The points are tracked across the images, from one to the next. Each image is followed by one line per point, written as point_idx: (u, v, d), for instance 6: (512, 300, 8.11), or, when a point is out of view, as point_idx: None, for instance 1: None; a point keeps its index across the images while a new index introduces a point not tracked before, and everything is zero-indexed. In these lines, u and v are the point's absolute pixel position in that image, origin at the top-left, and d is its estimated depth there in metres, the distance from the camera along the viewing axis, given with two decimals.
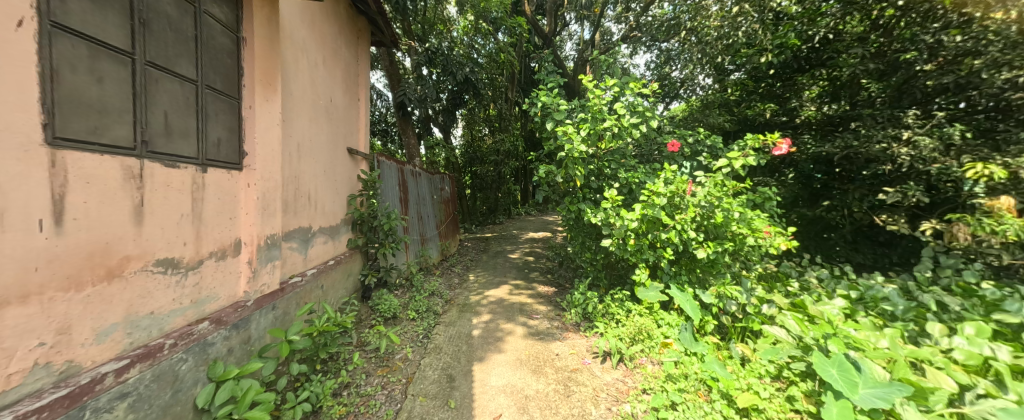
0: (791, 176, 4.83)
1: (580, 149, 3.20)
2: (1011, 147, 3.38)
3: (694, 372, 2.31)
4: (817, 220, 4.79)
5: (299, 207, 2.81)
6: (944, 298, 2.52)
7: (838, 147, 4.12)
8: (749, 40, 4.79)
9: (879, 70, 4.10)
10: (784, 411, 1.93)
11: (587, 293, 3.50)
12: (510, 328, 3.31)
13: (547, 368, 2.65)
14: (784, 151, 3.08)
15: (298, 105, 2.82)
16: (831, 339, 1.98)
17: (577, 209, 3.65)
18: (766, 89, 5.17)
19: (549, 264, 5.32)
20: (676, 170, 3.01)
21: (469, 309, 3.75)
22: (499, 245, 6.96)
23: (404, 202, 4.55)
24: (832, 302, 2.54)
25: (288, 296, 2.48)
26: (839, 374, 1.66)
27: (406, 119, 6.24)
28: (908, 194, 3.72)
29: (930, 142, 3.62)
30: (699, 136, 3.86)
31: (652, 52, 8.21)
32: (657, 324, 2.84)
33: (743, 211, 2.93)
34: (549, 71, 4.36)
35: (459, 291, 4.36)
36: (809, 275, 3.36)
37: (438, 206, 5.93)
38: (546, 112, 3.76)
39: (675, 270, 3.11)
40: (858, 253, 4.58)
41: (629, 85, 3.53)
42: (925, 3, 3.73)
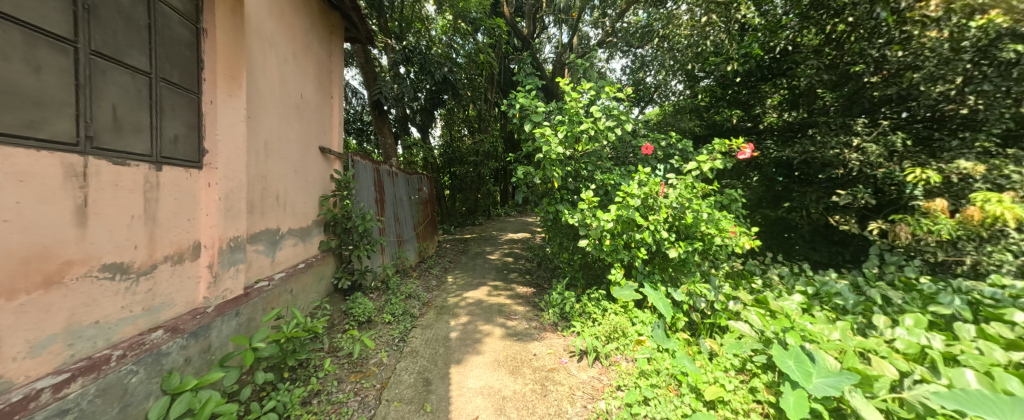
0: (756, 179, 5.14)
1: (558, 151, 3.24)
2: (945, 153, 3.73)
3: (665, 367, 2.37)
4: (779, 221, 5.08)
5: (266, 208, 2.68)
6: (888, 292, 2.73)
7: (796, 152, 4.42)
8: (717, 48, 5.05)
9: (833, 81, 4.38)
10: (746, 402, 2.03)
11: (564, 292, 3.54)
12: (488, 329, 3.30)
13: (525, 369, 2.66)
14: (748, 155, 3.25)
15: (265, 101, 2.70)
16: (789, 332, 2.10)
17: (554, 210, 3.70)
18: (733, 95, 5.51)
19: (528, 265, 5.35)
20: (650, 173, 3.10)
21: (447, 311, 3.71)
22: (478, 246, 6.94)
23: (380, 203, 4.45)
24: (791, 298, 2.70)
25: (254, 301, 2.36)
26: (796, 365, 1.77)
27: (383, 118, 6.12)
28: (858, 196, 4.00)
29: (876, 149, 3.89)
30: (671, 140, 4.01)
31: (628, 58, 8.43)
32: (632, 322, 2.91)
33: (711, 212, 3.06)
34: (527, 74, 4.40)
35: (437, 293, 4.30)
36: (772, 272, 3.56)
37: (416, 207, 5.84)
38: (524, 113, 3.77)
39: (649, 269, 3.20)
40: (815, 252, 4.90)
41: (604, 88, 3.59)
42: (872, 21, 3.99)
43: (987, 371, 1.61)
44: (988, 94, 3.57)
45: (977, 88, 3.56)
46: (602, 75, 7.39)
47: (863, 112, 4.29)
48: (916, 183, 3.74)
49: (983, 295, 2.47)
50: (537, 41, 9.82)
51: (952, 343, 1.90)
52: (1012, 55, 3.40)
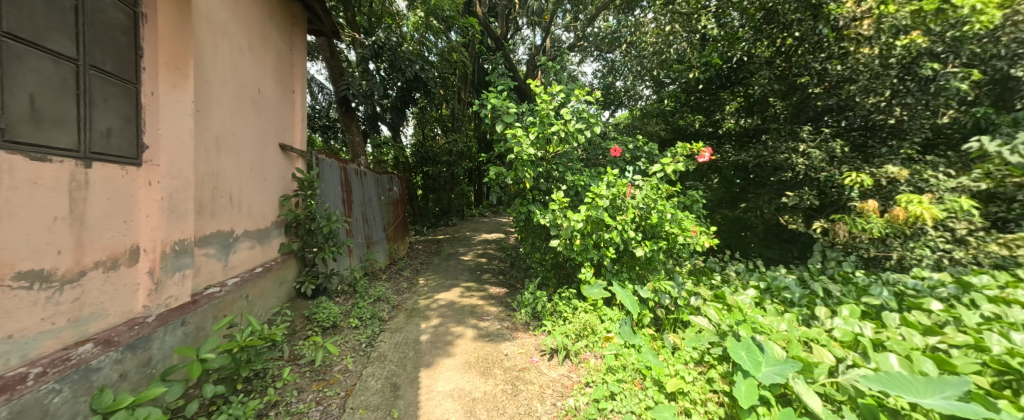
0: (716, 181, 5.41)
1: (529, 151, 3.26)
2: (875, 159, 4.14)
3: (631, 362, 2.45)
4: (737, 221, 5.42)
5: (218, 209, 2.50)
6: (829, 286, 2.97)
7: (752, 156, 4.80)
8: (680, 57, 5.31)
9: (782, 91, 4.71)
10: (704, 392, 2.13)
11: (536, 292, 3.57)
12: (460, 331, 3.26)
13: (496, 369, 2.65)
14: (708, 158, 3.42)
15: (216, 94, 2.51)
16: (742, 325, 2.23)
17: (527, 211, 3.72)
18: (695, 102, 5.82)
19: (501, 265, 5.35)
20: (618, 174, 3.20)
21: (417, 314, 3.64)
22: (451, 247, 6.85)
23: (347, 203, 4.29)
24: (746, 293, 2.87)
25: (203, 309, 2.20)
26: (747, 355, 1.87)
27: (351, 116, 5.89)
28: (804, 197, 4.31)
29: (819, 154, 4.23)
30: (638, 143, 4.16)
31: (599, 62, 8.64)
32: (601, 320, 2.99)
33: (675, 212, 3.18)
34: (500, 74, 4.41)
35: (408, 295, 4.20)
36: (729, 269, 3.78)
37: (386, 208, 5.70)
38: (496, 113, 3.76)
39: (617, 268, 3.29)
40: (768, 249, 5.27)
41: (575, 91, 3.67)
42: (815, 36, 4.30)
43: (907, 355, 1.79)
44: (911, 106, 4.00)
45: (902, 101, 4.01)
46: (574, 78, 7.51)
47: (808, 119, 4.72)
48: (854, 186, 4.06)
49: (907, 287, 2.75)
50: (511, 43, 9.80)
51: (880, 330, 2.09)
52: (930, 72, 3.87)
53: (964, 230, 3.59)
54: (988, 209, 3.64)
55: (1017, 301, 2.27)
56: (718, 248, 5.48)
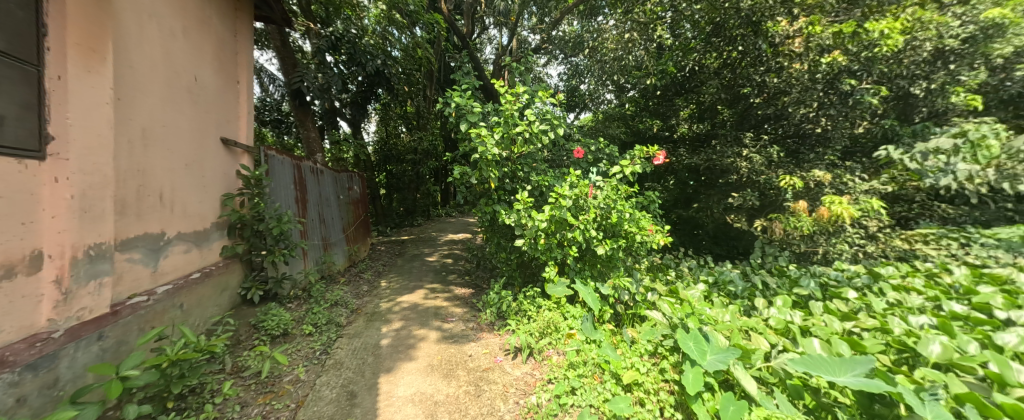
0: (672, 182, 5.83)
1: (493, 151, 3.25)
2: (805, 164, 4.60)
3: (592, 357, 2.50)
4: (689, 220, 5.91)
5: (145, 208, 2.27)
6: (768, 279, 3.26)
7: (702, 160, 5.17)
8: (638, 64, 5.54)
9: (727, 99, 5.15)
10: (657, 382, 2.24)
11: (502, 292, 3.58)
12: (423, 334, 3.19)
13: (459, 371, 2.63)
14: (663, 161, 3.59)
15: (140, 80, 2.26)
16: (691, 317, 2.38)
17: (492, 211, 3.71)
18: (653, 107, 6.07)
19: (468, 266, 5.29)
20: (580, 175, 3.29)
21: (378, 318, 3.51)
22: (416, 248, 6.69)
23: (301, 203, 4.05)
24: (697, 287, 3.06)
25: (126, 320, 1.97)
26: (694, 344, 1.99)
27: (305, 110, 5.56)
28: (746, 198, 4.70)
29: (759, 159, 4.62)
30: (600, 145, 4.28)
31: (567, 64, 8.57)
32: (564, 317, 3.05)
33: (633, 211, 3.31)
34: (465, 72, 4.36)
35: (368, 299, 4.04)
36: (684, 265, 4.02)
37: (346, 207, 5.46)
38: (460, 112, 3.71)
39: (580, 266, 3.37)
40: (717, 246, 5.73)
41: (539, 93, 3.74)
42: (755, 50, 4.66)
43: (827, 339, 2.00)
44: (833, 118, 4.51)
45: (826, 112, 4.49)
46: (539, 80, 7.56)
47: (751, 126, 5.22)
48: (789, 189, 4.39)
49: (831, 278, 3.08)
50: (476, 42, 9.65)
51: (808, 318, 2.32)
52: (848, 87, 4.38)
53: (875, 227, 4.09)
54: (894, 209, 4.43)
55: (914, 289, 2.60)
56: (674, 245, 5.88)
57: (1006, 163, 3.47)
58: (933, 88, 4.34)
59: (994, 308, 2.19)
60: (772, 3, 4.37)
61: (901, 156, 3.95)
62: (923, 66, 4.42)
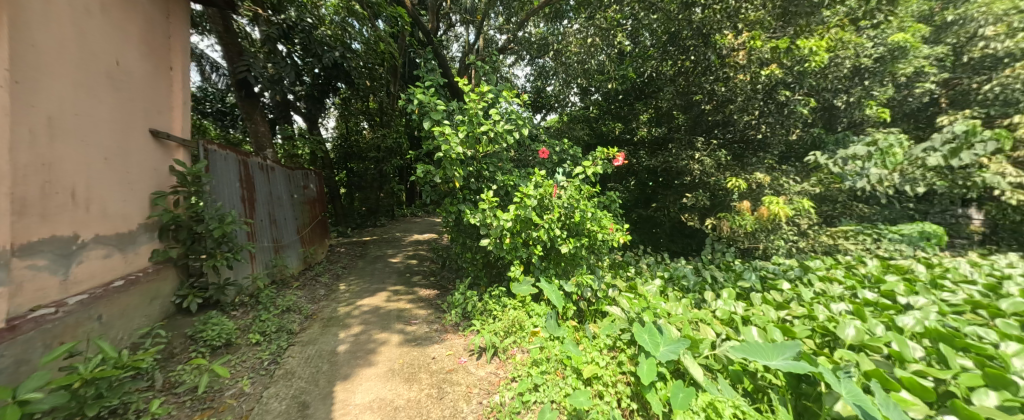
0: (633, 183, 6.09)
1: (457, 150, 3.18)
2: (749, 168, 5.00)
3: (555, 354, 2.54)
4: (648, 219, 6.20)
5: (53, 207, 2.00)
6: (716, 274, 3.50)
7: (660, 162, 5.45)
8: (601, 68, 5.73)
9: (681, 105, 5.47)
10: (615, 374, 2.30)
11: (467, 292, 3.54)
12: (384, 338, 3.08)
13: (422, 374, 2.57)
14: (622, 162, 3.72)
15: (44, 61, 1.98)
16: (646, 311, 2.50)
17: (457, 211, 3.66)
18: (616, 110, 6.44)
19: (433, 267, 5.18)
20: (544, 175, 3.33)
21: (335, 323, 3.34)
22: (378, 249, 6.45)
23: (247, 202, 3.76)
24: (654, 283, 3.20)
25: (27, 337, 1.73)
26: (648, 337, 2.08)
27: (254, 101, 5.16)
28: (698, 198, 5.03)
29: (710, 161, 4.94)
30: (564, 146, 4.37)
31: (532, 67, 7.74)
32: (529, 315, 3.07)
33: (595, 211, 3.41)
34: (429, 69, 4.27)
35: (325, 304, 3.85)
36: (643, 262, 4.22)
37: (300, 207, 5.15)
38: (423, 110, 3.61)
39: (544, 265, 3.41)
40: (674, 243, 6.05)
41: (504, 92, 3.74)
42: (705, 61, 4.96)
43: (764, 327, 2.18)
44: (772, 125, 5.00)
45: (766, 119, 5.01)
46: (505, 80, 7.55)
47: (702, 131, 5.54)
48: (735, 190, 4.75)
49: (770, 271, 3.37)
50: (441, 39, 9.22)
51: (749, 308, 2.52)
52: (783, 98, 4.86)
53: (806, 225, 4.53)
54: (822, 209, 4.92)
55: (836, 279, 2.92)
56: (635, 243, 6.14)
57: (908, 169, 4.02)
58: (852, 101, 5.02)
59: (897, 294, 2.50)
60: (720, 18, 4.61)
61: (825, 161, 4.48)
62: (843, 81, 5.03)
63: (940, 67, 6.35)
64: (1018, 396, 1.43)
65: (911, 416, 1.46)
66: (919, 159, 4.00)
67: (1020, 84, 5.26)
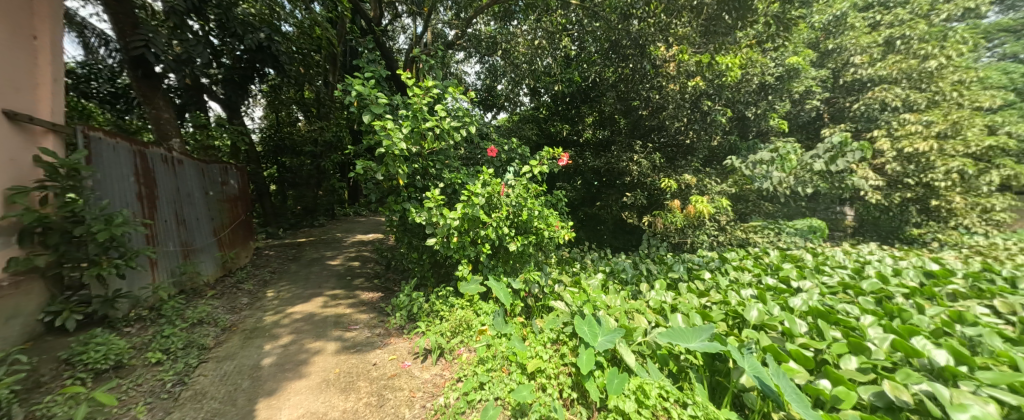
0: (579, 182, 6.35)
1: (400, 146, 3.04)
2: (680, 169, 5.46)
3: (500, 351, 2.55)
4: (592, 217, 6.50)
5: None
6: (651, 267, 3.78)
7: (603, 163, 5.73)
8: (548, 70, 6.02)
9: (620, 110, 5.87)
10: (557, 366, 2.37)
11: (412, 294, 3.42)
12: (319, 346, 2.87)
13: (360, 382, 2.43)
14: (567, 162, 3.83)
15: None
16: (587, 304, 2.61)
17: (401, 209, 3.50)
18: (563, 112, 6.69)
19: (376, 268, 4.94)
20: (492, 174, 3.32)
21: (259, 334, 3.03)
22: (314, 251, 5.99)
23: (147, 199, 3.26)
24: (596, 277, 3.37)
25: None
26: (588, 329, 2.17)
27: (152, 82, 4.45)
28: (636, 197, 5.40)
29: (647, 163, 5.29)
30: (513, 145, 4.39)
31: (482, 64, 7.21)
32: (476, 314, 3.04)
33: (542, 209, 3.49)
34: (371, 60, 4.04)
35: (248, 313, 3.47)
36: (587, 258, 4.43)
37: (219, 205, 4.59)
38: (363, 102, 3.41)
39: (493, 263, 3.40)
40: (615, 239, 6.41)
41: (450, 88, 3.66)
42: (642, 69, 5.33)
43: (687, 313, 2.41)
44: (696, 132, 5.53)
45: (691, 126, 5.51)
46: (453, 76, 7.49)
47: (640, 134, 5.92)
48: (667, 190, 5.19)
49: (696, 263, 3.72)
50: (388, 29, 8.40)
51: (676, 297, 2.76)
52: (706, 107, 5.41)
53: (725, 221, 5.08)
54: (738, 208, 5.56)
55: (746, 268, 3.32)
56: (580, 240, 6.40)
57: (800, 173, 4.79)
58: (758, 113, 5.84)
59: (790, 279, 2.92)
60: (653, 31, 4.81)
61: (740, 164, 4.99)
62: (751, 96, 5.79)
63: (824, 86, 7.46)
64: (871, 359, 1.74)
65: (796, 382, 1.71)
66: (809, 165, 4.76)
67: (877, 105, 6.59)
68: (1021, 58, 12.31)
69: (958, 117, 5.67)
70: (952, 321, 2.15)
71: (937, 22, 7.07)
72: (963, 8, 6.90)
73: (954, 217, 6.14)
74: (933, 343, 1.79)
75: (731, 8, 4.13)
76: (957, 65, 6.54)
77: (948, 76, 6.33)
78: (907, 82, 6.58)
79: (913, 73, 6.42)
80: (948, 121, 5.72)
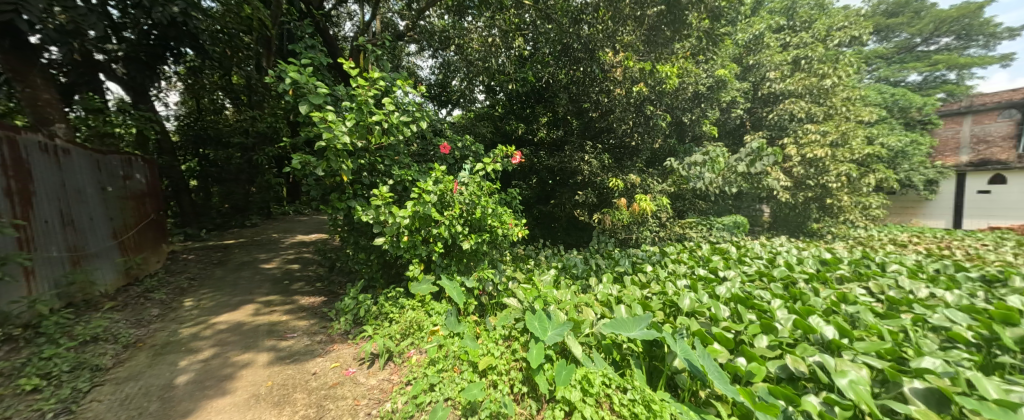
0: (534, 181, 6.39)
1: (344, 140, 2.84)
2: (628, 169, 5.73)
3: (452, 351, 2.49)
4: (546, 215, 6.59)
5: None
6: (600, 262, 3.93)
7: (556, 162, 5.82)
8: (501, 69, 6.08)
9: (573, 111, 5.95)
10: (508, 362, 2.36)
11: (358, 296, 3.22)
12: (248, 358, 2.60)
13: (297, 394, 2.24)
14: (521, 160, 3.83)
15: None
16: (538, 300, 2.64)
17: (346, 207, 3.28)
18: (518, 111, 6.58)
19: (318, 271, 4.59)
20: (445, 171, 3.22)
21: (173, 349, 2.68)
22: (245, 254, 5.42)
23: (17, 196, 2.72)
24: (549, 273, 3.42)
25: None
26: (538, 323, 2.21)
27: (26, 56, 3.73)
28: (587, 196, 5.55)
29: (596, 163, 5.49)
30: (467, 142, 4.30)
31: (435, 58, 7.07)
32: (428, 315, 2.94)
33: (496, 207, 3.46)
34: (310, 45, 3.72)
35: (160, 326, 3.05)
36: (540, 255, 4.50)
37: (122, 203, 3.99)
38: (299, 91, 3.13)
39: (446, 262, 3.31)
40: (567, 237, 6.57)
41: (398, 80, 3.48)
42: (592, 72, 5.52)
43: (630, 304, 2.53)
44: (640, 135, 5.81)
45: (636, 129, 5.77)
46: (405, 69, 7.24)
47: (592, 135, 5.98)
48: (614, 188, 5.43)
49: (640, 257, 3.95)
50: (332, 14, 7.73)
51: (621, 290, 2.89)
52: (649, 111, 5.72)
53: (665, 218, 5.44)
54: (677, 205, 5.99)
55: (682, 261, 3.60)
56: (534, 238, 6.49)
57: (727, 174, 5.33)
58: (692, 118, 6.36)
59: (718, 270, 3.21)
60: (601, 37, 5.30)
61: (678, 166, 5.37)
62: (686, 103, 6.26)
63: (746, 97, 8.16)
64: (778, 337, 1.97)
65: (718, 361, 1.87)
66: (734, 167, 5.31)
67: (788, 115, 7.48)
68: (891, 81, 14.64)
69: (845, 129, 6.77)
70: (839, 301, 2.51)
71: (832, 46, 8.20)
72: (850, 37, 8.06)
73: (843, 213, 7.23)
74: (825, 320, 2.07)
75: (668, 21, 4.89)
76: (846, 84, 7.66)
77: (839, 93, 7.43)
78: (809, 97, 7.53)
79: (814, 89, 7.36)
80: (837, 132, 6.79)
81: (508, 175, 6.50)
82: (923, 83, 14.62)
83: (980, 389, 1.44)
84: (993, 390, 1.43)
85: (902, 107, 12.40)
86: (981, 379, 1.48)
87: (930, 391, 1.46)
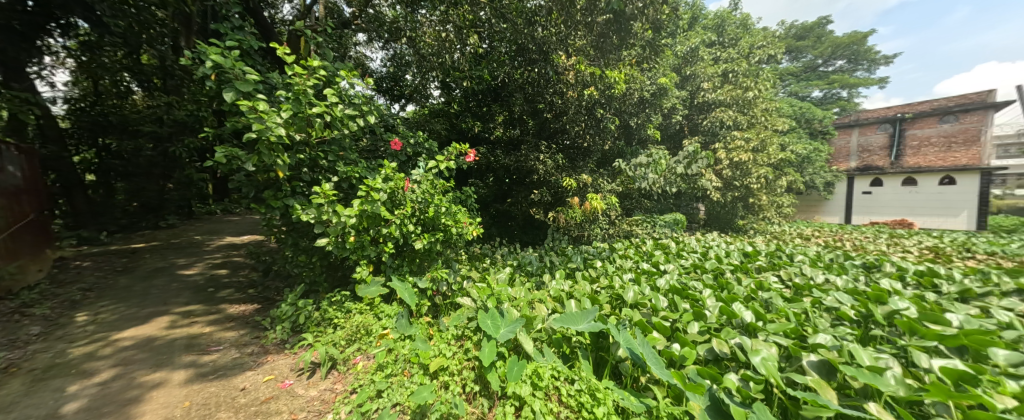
0: (490, 180, 6.35)
1: (278, 133, 2.59)
2: (580, 168, 5.93)
3: (402, 354, 2.40)
4: (503, 213, 6.62)
5: None
6: (554, 259, 4.01)
7: (512, 161, 5.83)
8: (456, 65, 6.01)
9: (529, 112, 5.96)
10: (461, 362, 2.32)
11: (298, 302, 2.97)
12: (161, 377, 2.29)
13: (221, 413, 2.01)
14: (475, 158, 3.77)
15: None
16: (491, 298, 2.63)
17: (282, 206, 3.00)
18: (474, 109, 6.50)
19: (250, 277, 4.16)
20: (395, 168, 3.08)
21: (59, 373, 2.28)
22: (159, 259, 4.77)
23: None
24: (504, 271, 3.42)
25: None
26: (490, 321, 2.19)
27: None
28: (541, 194, 5.64)
29: (550, 163, 5.59)
30: (419, 139, 4.13)
31: (385, 51, 6.76)
32: (376, 318, 2.79)
33: (450, 205, 3.36)
34: (237, 26, 3.34)
35: (43, 347, 2.58)
36: (496, 253, 4.49)
37: None
38: (224, 77, 2.80)
39: (397, 262, 3.18)
40: (524, 235, 6.64)
41: (342, 71, 3.25)
42: (545, 75, 5.62)
43: (580, 298, 2.61)
44: (590, 137, 6.05)
45: (587, 131, 5.99)
46: (355, 60, 6.91)
47: (547, 136, 6.10)
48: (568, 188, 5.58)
49: (591, 254, 4.09)
50: None
51: (572, 285, 2.98)
52: (600, 113, 5.94)
53: (614, 216, 5.71)
54: (625, 203, 6.31)
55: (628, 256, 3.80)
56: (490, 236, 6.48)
57: (667, 175, 5.74)
58: (637, 122, 6.74)
59: (659, 263, 3.44)
60: (554, 40, 5.32)
61: (625, 166, 5.66)
62: (632, 107, 6.61)
63: (684, 105, 8.72)
64: (707, 323, 2.15)
65: (656, 348, 1.99)
66: (673, 169, 5.74)
67: (719, 122, 8.21)
68: (799, 96, 16.72)
69: (764, 136, 7.62)
70: (759, 289, 2.80)
71: (753, 62, 9.15)
72: (768, 55, 9.07)
73: (761, 211, 8.15)
74: (745, 306, 2.30)
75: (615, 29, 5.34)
76: (765, 96, 8.61)
77: (759, 104, 8.32)
78: (736, 106, 8.35)
79: (739, 100, 8.18)
80: (757, 139, 7.62)
81: (467, 172, 6.46)
82: (823, 99, 16.92)
83: (858, 358, 1.66)
84: (866, 358, 1.65)
85: (807, 119, 14.21)
86: (858, 349, 1.71)
87: (822, 363, 1.68)
